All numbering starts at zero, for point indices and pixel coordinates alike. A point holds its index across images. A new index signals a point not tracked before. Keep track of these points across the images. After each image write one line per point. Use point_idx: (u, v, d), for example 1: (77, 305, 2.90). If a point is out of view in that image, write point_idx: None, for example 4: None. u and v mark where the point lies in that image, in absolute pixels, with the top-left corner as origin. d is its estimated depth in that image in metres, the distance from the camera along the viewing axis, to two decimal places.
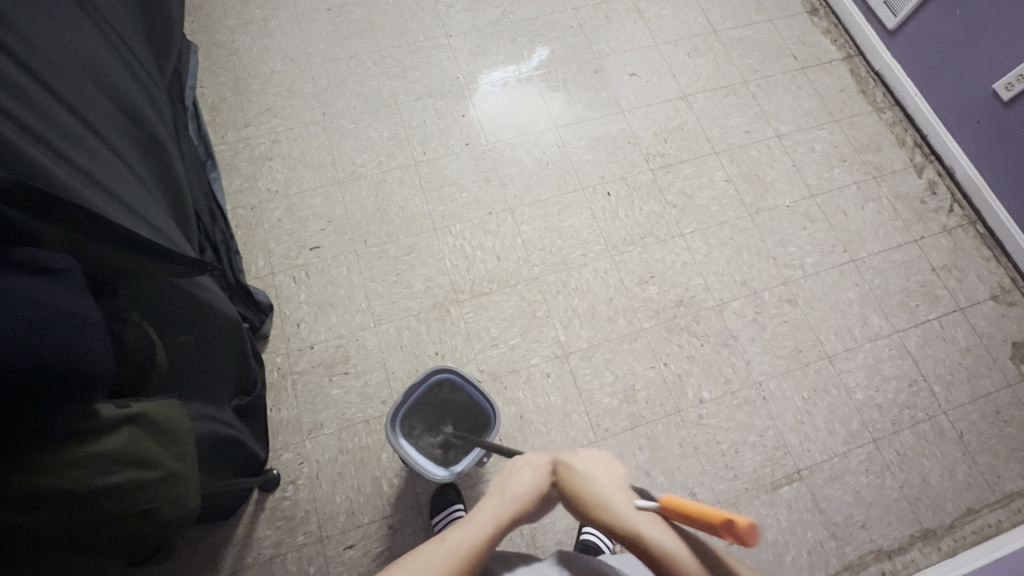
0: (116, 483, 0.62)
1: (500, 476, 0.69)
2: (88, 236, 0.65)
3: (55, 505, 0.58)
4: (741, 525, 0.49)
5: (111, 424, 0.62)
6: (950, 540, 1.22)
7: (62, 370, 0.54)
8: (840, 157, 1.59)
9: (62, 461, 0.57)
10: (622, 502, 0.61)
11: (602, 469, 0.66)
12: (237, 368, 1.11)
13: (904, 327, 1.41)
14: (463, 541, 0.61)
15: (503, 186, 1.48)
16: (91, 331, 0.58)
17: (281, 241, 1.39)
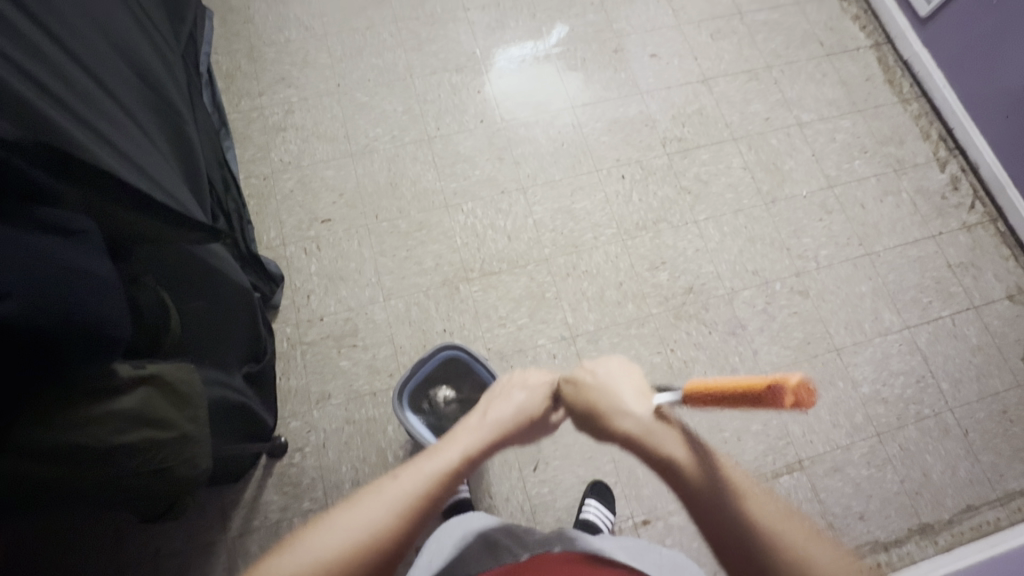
0: (131, 442, 0.64)
1: (480, 407, 0.73)
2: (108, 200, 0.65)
3: (74, 459, 0.60)
4: (791, 380, 0.51)
5: (126, 384, 0.63)
6: (948, 536, 1.23)
7: (84, 332, 0.55)
8: (861, 148, 1.56)
9: (78, 417, 0.59)
10: (640, 404, 0.62)
11: (619, 379, 0.67)
12: (247, 337, 1.12)
13: (915, 323, 1.40)
14: (432, 467, 0.60)
15: (517, 165, 1.47)
16: (111, 293, 0.59)
17: (293, 212, 1.39)
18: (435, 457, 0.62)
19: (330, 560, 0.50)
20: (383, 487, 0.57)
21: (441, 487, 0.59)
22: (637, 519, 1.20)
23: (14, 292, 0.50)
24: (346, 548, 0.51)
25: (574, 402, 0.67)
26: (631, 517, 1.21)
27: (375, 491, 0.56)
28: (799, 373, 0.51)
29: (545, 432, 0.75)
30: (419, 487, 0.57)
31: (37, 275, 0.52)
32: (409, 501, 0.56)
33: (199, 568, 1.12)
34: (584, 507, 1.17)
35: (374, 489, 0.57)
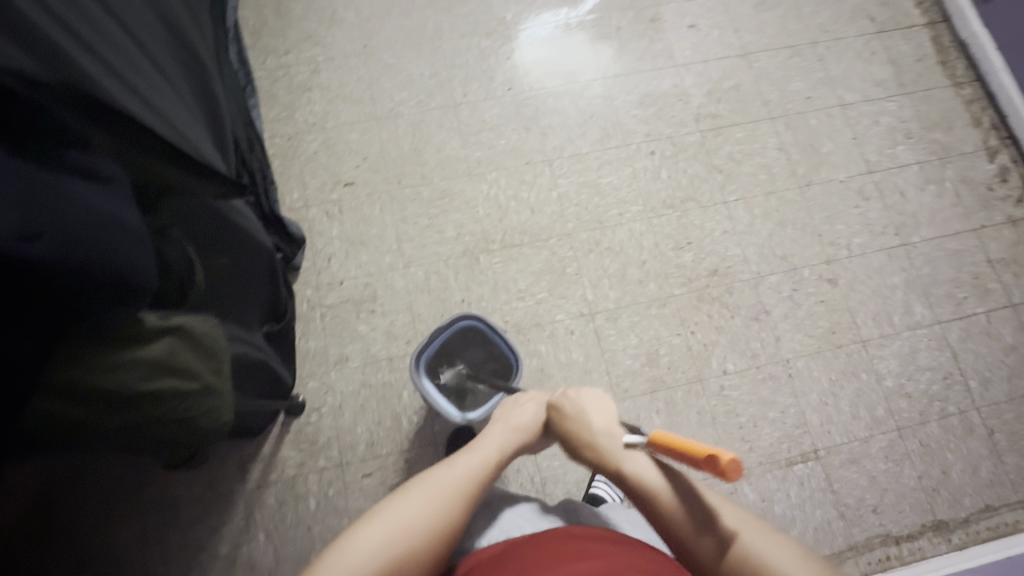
0: (159, 389, 0.65)
1: (501, 411, 0.81)
2: (132, 147, 0.65)
3: (105, 403, 0.61)
4: (725, 460, 0.57)
5: (153, 331, 0.64)
6: (962, 534, 1.21)
7: (112, 279, 0.56)
8: (905, 133, 1.49)
9: (110, 362, 0.60)
10: (611, 442, 0.72)
11: (596, 411, 0.76)
12: (268, 296, 1.13)
13: (948, 318, 1.35)
14: (470, 463, 0.71)
15: (544, 136, 1.43)
16: (136, 241, 0.59)
17: (316, 175, 1.38)
18: (472, 454, 0.72)
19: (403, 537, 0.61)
20: (440, 481, 0.68)
21: (481, 480, 0.69)
22: (646, 498, 1.21)
23: (45, 234, 0.50)
24: (405, 535, 0.62)
25: (561, 432, 0.77)
26: None
27: (422, 486, 0.67)
28: (732, 453, 0.57)
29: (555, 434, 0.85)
30: (461, 483, 0.68)
31: (66, 218, 0.52)
32: (455, 493, 0.67)
33: (218, 517, 1.16)
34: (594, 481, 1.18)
35: (424, 481, 0.68)
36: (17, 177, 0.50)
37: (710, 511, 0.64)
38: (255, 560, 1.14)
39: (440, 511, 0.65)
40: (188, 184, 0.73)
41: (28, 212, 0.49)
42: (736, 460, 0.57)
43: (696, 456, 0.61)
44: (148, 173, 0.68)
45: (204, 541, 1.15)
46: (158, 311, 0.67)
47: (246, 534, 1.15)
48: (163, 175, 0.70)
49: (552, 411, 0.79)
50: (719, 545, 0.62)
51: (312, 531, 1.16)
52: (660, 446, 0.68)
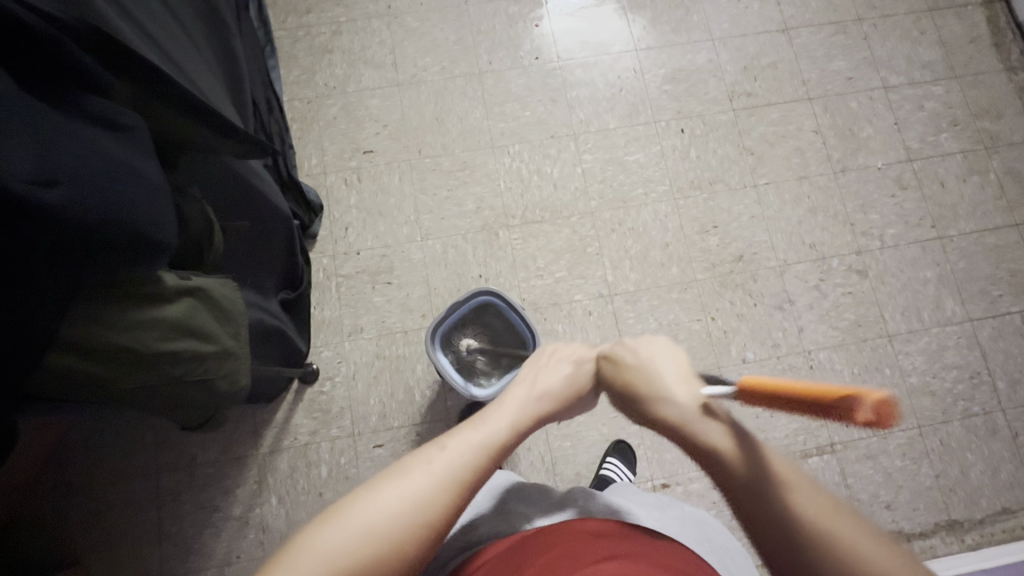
0: (177, 350, 0.64)
1: (525, 375, 0.73)
2: (154, 100, 0.62)
3: (123, 362, 0.59)
4: (873, 399, 0.46)
5: (172, 292, 0.62)
6: (976, 535, 1.19)
7: (131, 233, 0.53)
8: (951, 120, 1.41)
9: (129, 321, 0.58)
10: (679, 392, 0.59)
11: (661, 358, 0.64)
12: (284, 262, 1.12)
13: (980, 316, 1.30)
14: (475, 438, 0.60)
15: (570, 110, 1.38)
16: (156, 197, 0.57)
17: (335, 141, 1.35)
18: (477, 430, 0.62)
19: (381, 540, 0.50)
20: (432, 459, 0.57)
21: (486, 460, 0.59)
22: (657, 482, 1.20)
23: (63, 182, 0.48)
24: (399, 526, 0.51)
25: (614, 381, 0.67)
26: (651, 479, 1.21)
27: (422, 466, 0.56)
28: (881, 391, 0.46)
29: (587, 405, 0.76)
30: (465, 461, 0.58)
31: (83, 167, 0.50)
32: (456, 474, 0.56)
33: (231, 479, 1.17)
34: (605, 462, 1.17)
35: (422, 458, 0.57)
36: (34, 123, 0.48)
37: (789, 480, 0.48)
38: (267, 522, 1.15)
39: (438, 497, 0.54)
40: (210, 142, 0.71)
41: (46, 159, 0.47)
42: (889, 398, 0.46)
43: (819, 397, 0.49)
44: (167, 129, 0.66)
45: (218, 501, 1.16)
46: (176, 271, 0.65)
47: (259, 497, 1.17)
48: (184, 132, 0.67)
49: (610, 353, 0.70)
50: (794, 512, 0.46)
51: (324, 498, 1.17)
52: (758, 392, 0.55)
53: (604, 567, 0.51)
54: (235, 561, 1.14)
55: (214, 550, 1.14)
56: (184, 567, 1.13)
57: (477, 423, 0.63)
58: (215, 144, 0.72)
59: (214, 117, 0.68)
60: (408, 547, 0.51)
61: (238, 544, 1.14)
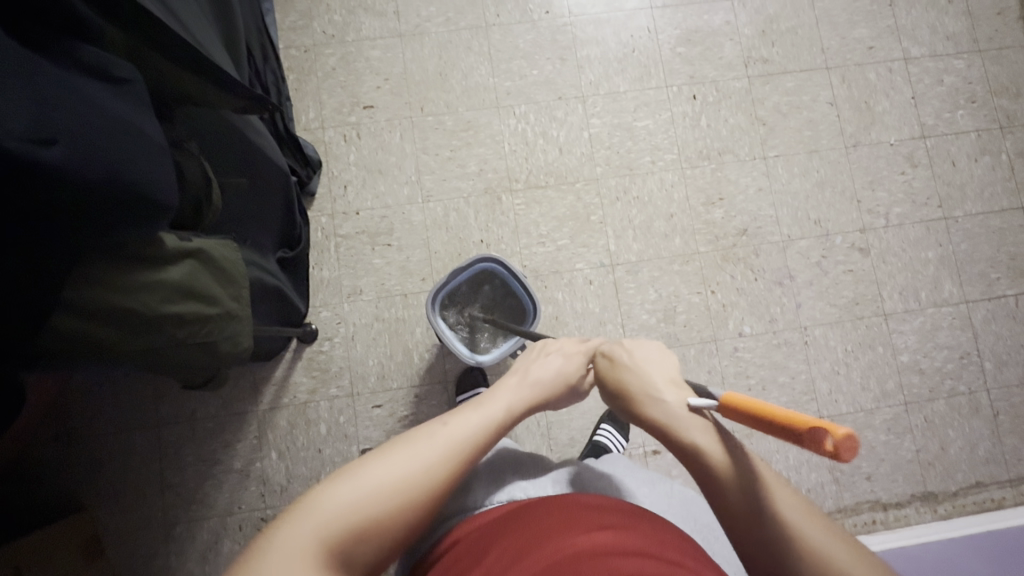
0: (179, 313, 0.62)
1: (518, 367, 0.74)
2: (143, 44, 0.58)
3: (126, 326, 0.58)
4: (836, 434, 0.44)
5: (173, 254, 0.60)
6: (949, 506, 1.24)
7: (128, 192, 0.51)
8: (969, 96, 1.37)
9: (128, 283, 0.57)
10: (671, 396, 0.60)
11: (652, 360, 0.66)
12: (282, 220, 1.09)
13: (975, 298, 1.32)
14: (474, 418, 0.64)
15: (579, 70, 1.33)
16: (153, 154, 0.54)
17: (334, 93, 1.30)
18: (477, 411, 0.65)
19: (391, 493, 0.54)
20: (435, 431, 0.60)
21: (480, 443, 0.61)
22: (648, 449, 1.23)
23: (61, 138, 0.45)
24: (397, 493, 0.54)
25: (609, 379, 0.67)
26: (643, 446, 1.24)
27: (418, 441, 0.59)
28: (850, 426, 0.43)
29: (576, 397, 0.77)
30: (465, 439, 0.61)
31: (78, 122, 0.47)
32: (455, 449, 0.59)
33: (231, 434, 1.19)
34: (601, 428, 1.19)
35: (424, 434, 0.60)
36: (21, 71, 0.45)
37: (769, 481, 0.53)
38: (268, 475, 1.18)
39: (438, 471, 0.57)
40: (203, 92, 0.67)
41: (39, 111, 0.44)
42: (853, 436, 0.43)
43: (795, 425, 0.48)
44: (157, 78, 0.62)
45: (219, 455, 1.19)
46: (177, 232, 0.63)
47: (259, 452, 1.19)
48: (177, 80, 0.64)
49: (607, 356, 0.70)
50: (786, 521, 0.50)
51: (323, 454, 1.19)
52: (734, 412, 0.55)
53: (599, 535, 0.53)
54: (237, 512, 1.17)
55: (216, 501, 1.17)
56: (187, 516, 1.16)
57: (476, 405, 0.66)
58: (210, 96, 0.68)
59: (207, 67, 0.64)
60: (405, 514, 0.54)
61: (240, 496, 1.17)
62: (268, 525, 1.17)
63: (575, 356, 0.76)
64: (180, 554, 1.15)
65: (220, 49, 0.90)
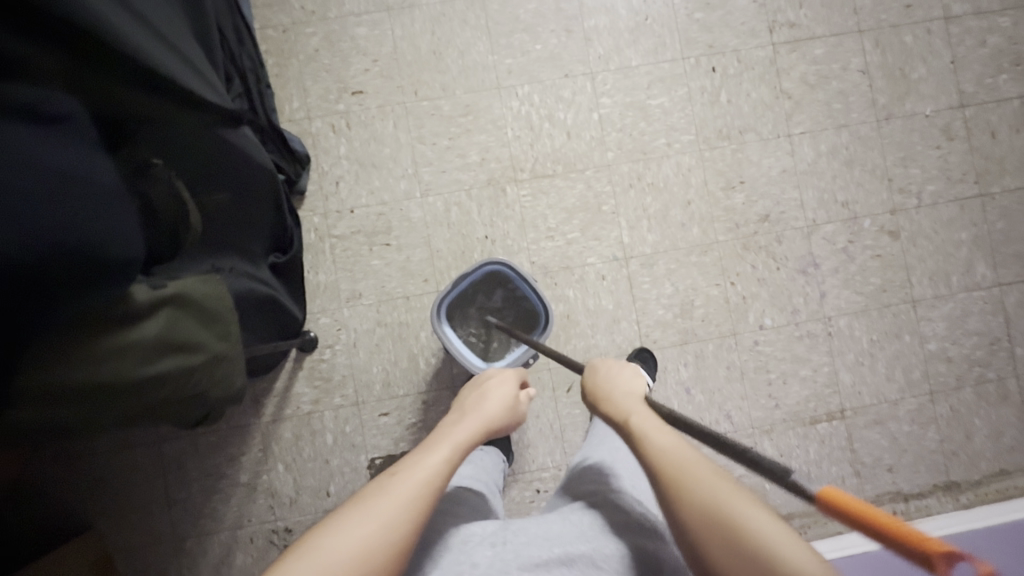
0: (158, 373, 0.57)
1: (460, 408, 0.80)
2: (70, 57, 0.50)
3: (99, 395, 0.53)
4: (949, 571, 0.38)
5: (145, 308, 0.54)
6: (971, 495, 1.22)
7: (85, 257, 0.46)
8: (1013, 59, 1.25)
9: (96, 351, 0.51)
10: (629, 404, 0.68)
11: (619, 377, 0.74)
12: (272, 224, 1.01)
13: (1009, 281, 1.25)
14: (446, 454, 0.67)
15: (587, 43, 1.21)
16: (105, 204, 0.50)
17: (319, 79, 1.18)
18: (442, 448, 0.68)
19: (365, 556, 0.53)
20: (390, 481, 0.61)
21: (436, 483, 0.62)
22: None
23: None
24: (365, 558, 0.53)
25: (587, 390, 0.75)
26: None
27: (383, 494, 0.59)
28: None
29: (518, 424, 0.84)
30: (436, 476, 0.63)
31: (13, 189, 0.42)
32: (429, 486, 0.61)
33: (236, 447, 1.16)
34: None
35: (399, 475, 0.62)
36: None
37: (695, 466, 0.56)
38: (276, 487, 1.15)
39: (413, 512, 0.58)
40: (143, 101, 0.59)
41: None
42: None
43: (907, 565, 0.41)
44: (102, 98, 0.54)
45: (224, 468, 1.15)
46: (150, 278, 0.57)
47: (265, 465, 1.16)
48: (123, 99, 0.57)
49: (588, 369, 0.77)
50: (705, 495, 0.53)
51: (331, 464, 1.16)
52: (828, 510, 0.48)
53: None
54: (247, 525, 1.15)
55: (225, 514, 1.15)
56: (196, 530, 1.14)
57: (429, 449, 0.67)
58: (150, 103, 0.60)
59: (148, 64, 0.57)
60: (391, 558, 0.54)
61: (248, 509, 1.15)
62: (280, 536, 1.15)
63: (502, 390, 0.84)
64: (193, 568, 1.14)
65: (192, 46, 0.81)
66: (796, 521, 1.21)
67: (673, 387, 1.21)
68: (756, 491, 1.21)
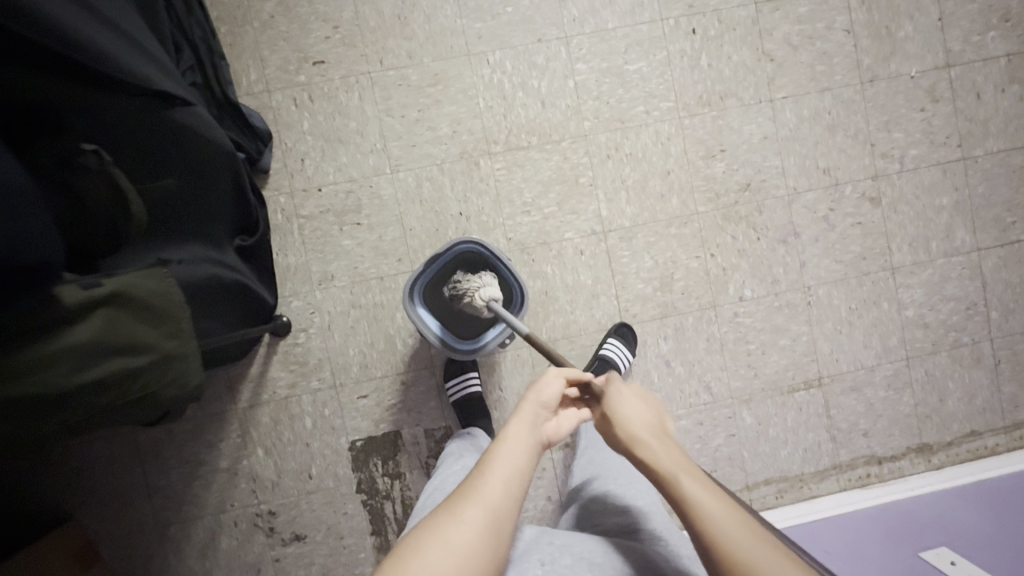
0: (94, 379, 0.56)
1: (521, 413, 0.69)
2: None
3: (35, 410, 0.54)
4: None
5: (74, 310, 0.54)
6: (943, 455, 1.25)
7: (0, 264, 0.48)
8: (1003, 14, 1.21)
9: (23, 362, 0.52)
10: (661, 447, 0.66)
11: (643, 413, 0.71)
12: (234, 206, 0.94)
13: (988, 246, 1.24)
14: (504, 477, 0.62)
15: (561, 3, 1.14)
16: (21, 206, 0.50)
17: (276, 48, 1.11)
18: (501, 468, 0.63)
19: None
20: (448, 534, 0.57)
21: (482, 549, 0.57)
22: None
23: None
24: None
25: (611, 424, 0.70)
26: None
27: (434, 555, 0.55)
28: None
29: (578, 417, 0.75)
30: (501, 509, 0.60)
31: None
32: (488, 515, 0.59)
33: (213, 434, 1.14)
34: (600, 350, 1.14)
35: (462, 511, 0.59)
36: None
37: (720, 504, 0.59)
38: (257, 472, 1.15)
39: (477, 543, 0.57)
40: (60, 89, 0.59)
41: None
42: None
43: None
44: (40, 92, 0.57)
45: (203, 455, 1.14)
46: (85, 278, 0.57)
47: (245, 450, 1.15)
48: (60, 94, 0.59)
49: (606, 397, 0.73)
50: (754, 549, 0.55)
51: (311, 447, 1.16)
52: None
53: None
54: (230, 509, 1.15)
55: (207, 500, 1.15)
56: (179, 517, 1.14)
57: (473, 495, 0.61)
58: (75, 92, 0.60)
59: (74, 41, 0.55)
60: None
61: (230, 494, 1.15)
62: (264, 519, 1.16)
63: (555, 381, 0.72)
64: (178, 553, 1.15)
65: (142, 27, 0.77)
66: (773, 486, 1.24)
67: (654, 360, 1.21)
68: (734, 460, 1.23)
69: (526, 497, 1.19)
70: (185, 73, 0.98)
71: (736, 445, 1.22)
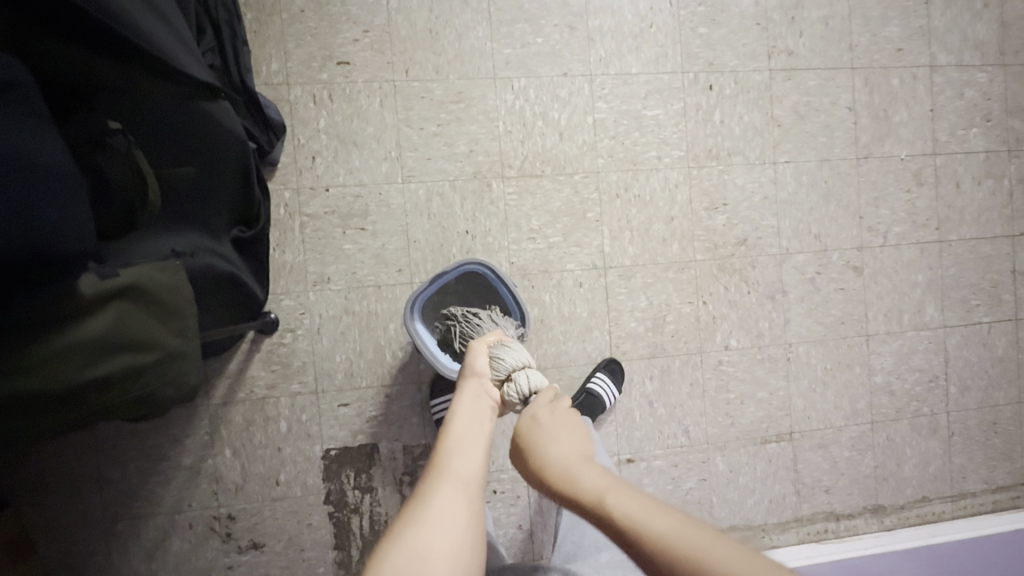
0: (104, 374, 0.58)
1: (468, 399, 0.73)
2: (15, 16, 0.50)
3: (39, 402, 0.55)
4: None
5: (91, 302, 0.56)
6: (895, 518, 1.32)
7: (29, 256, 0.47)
8: (985, 114, 1.31)
9: (34, 356, 0.53)
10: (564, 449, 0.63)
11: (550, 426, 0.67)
12: (245, 198, 0.88)
13: (953, 324, 1.33)
14: (467, 448, 0.65)
15: (590, 43, 1.17)
16: (57, 190, 0.48)
17: (302, 42, 1.09)
18: (461, 443, 0.66)
19: None
20: (424, 512, 0.56)
21: (471, 525, 0.57)
22: (623, 458, 1.22)
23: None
24: None
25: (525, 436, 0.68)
26: (617, 455, 1.23)
27: (418, 530, 0.54)
28: None
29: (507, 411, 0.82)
30: (470, 474, 0.62)
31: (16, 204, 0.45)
32: (463, 490, 0.60)
33: (179, 429, 1.09)
34: (587, 384, 1.16)
35: (437, 487, 0.59)
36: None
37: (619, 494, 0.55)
38: (221, 473, 1.10)
39: (460, 520, 0.56)
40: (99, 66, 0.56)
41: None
42: None
43: None
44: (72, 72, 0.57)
45: (165, 450, 1.08)
46: (105, 269, 0.59)
47: (211, 449, 1.09)
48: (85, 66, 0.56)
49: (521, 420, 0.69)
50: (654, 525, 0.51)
51: (283, 453, 1.11)
52: None
53: None
54: (187, 510, 1.09)
55: (163, 498, 1.08)
56: (130, 513, 1.08)
57: (440, 473, 0.61)
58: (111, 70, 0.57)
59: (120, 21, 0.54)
60: (472, 542, 0.56)
61: (189, 493, 1.09)
62: (222, 523, 1.10)
63: (479, 358, 0.80)
64: (124, 551, 1.08)
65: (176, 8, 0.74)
66: (737, 533, 1.27)
67: (638, 398, 1.23)
68: (703, 503, 1.25)
69: (497, 523, 1.18)
70: (205, 53, 0.94)
71: (707, 489, 1.25)
